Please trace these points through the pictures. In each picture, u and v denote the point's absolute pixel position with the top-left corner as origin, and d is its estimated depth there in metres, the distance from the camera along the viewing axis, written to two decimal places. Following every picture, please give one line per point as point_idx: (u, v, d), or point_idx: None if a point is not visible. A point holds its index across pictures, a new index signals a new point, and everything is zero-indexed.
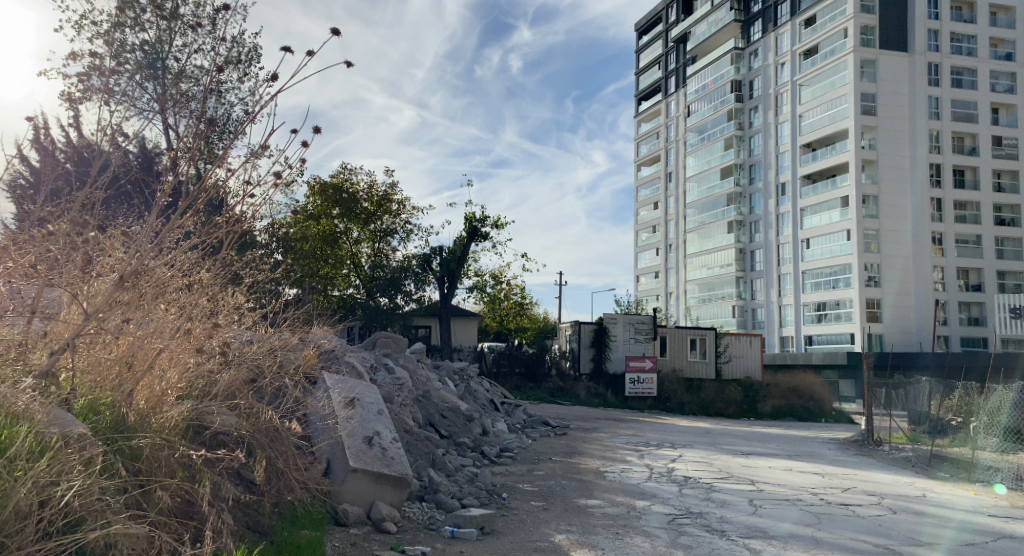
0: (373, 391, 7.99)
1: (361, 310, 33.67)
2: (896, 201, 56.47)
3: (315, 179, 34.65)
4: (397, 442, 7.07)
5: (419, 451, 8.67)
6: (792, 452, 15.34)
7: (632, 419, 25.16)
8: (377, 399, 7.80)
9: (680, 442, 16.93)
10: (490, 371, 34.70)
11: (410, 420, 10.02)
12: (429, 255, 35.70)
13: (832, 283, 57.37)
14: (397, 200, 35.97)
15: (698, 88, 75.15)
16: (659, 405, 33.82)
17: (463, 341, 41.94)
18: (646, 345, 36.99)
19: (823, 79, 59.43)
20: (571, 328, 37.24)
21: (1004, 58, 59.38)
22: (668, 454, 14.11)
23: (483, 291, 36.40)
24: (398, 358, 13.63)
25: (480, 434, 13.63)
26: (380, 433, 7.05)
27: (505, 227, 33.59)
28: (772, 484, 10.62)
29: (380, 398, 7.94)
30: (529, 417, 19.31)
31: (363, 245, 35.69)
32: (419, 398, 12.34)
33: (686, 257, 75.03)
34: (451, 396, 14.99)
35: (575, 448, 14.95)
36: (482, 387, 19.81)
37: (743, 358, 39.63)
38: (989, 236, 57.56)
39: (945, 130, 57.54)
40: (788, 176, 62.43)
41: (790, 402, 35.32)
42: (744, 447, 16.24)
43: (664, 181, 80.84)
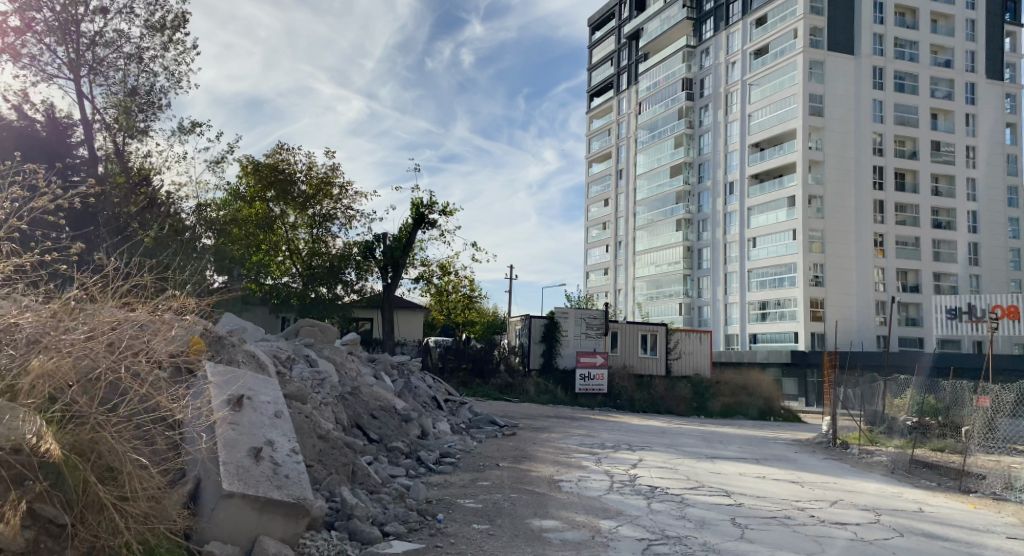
0: (274, 384, 6.43)
1: (297, 301, 32.44)
2: (842, 202, 56.72)
3: (250, 159, 32.73)
4: (297, 455, 5.49)
5: (333, 462, 7.11)
6: (758, 454, 14.06)
7: (583, 418, 23.81)
8: (276, 394, 6.19)
9: (638, 443, 15.55)
10: (436, 366, 32.96)
11: (328, 423, 8.39)
12: (372, 243, 33.08)
13: (777, 282, 57.28)
14: (338, 184, 33.94)
15: (650, 85, 74.32)
16: (610, 403, 32.60)
17: (408, 335, 39.81)
18: (598, 341, 35.87)
19: (773, 78, 59.44)
20: (522, 322, 36.01)
21: (944, 64, 59.40)
22: (628, 458, 12.66)
23: (429, 282, 34.24)
24: (323, 348, 11.93)
25: (418, 437, 12.00)
26: (274, 442, 5.47)
27: (453, 215, 31.87)
28: (750, 496, 9.23)
29: (280, 392, 6.34)
30: (475, 416, 17.76)
31: (300, 232, 33.66)
32: (347, 396, 10.73)
33: (635, 253, 74.41)
34: (387, 393, 13.39)
35: (525, 451, 13.42)
36: (424, 383, 18.18)
37: (693, 354, 38.69)
38: (928, 239, 58.19)
39: (888, 134, 57.65)
40: (735, 174, 62.22)
41: (740, 400, 34.49)
42: (706, 449, 14.88)
43: (615, 178, 80.10)
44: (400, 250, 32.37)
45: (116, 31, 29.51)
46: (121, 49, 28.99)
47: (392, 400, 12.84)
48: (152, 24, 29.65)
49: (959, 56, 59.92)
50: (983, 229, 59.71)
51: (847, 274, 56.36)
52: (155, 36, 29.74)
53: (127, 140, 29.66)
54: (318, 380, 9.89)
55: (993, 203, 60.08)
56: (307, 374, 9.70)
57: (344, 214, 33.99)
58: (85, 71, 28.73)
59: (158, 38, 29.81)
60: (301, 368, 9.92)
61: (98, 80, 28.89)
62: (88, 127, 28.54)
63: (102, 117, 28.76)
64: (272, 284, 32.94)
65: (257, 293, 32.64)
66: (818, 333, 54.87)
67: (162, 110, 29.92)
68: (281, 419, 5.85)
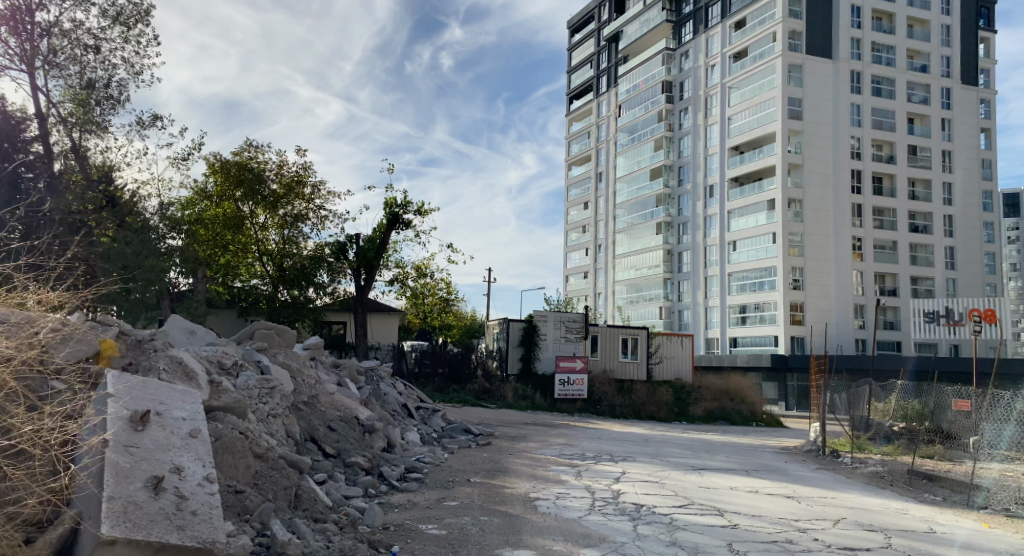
0: (192, 396, 5.97)
1: (266, 305, 31.28)
2: (821, 205, 56.45)
3: (217, 156, 31.49)
4: (209, 486, 5.05)
5: (271, 487, 6.23)
6: (747, 465, 13.22)
7: (562, 425, 22.92)
8: (193, 409, 5.74)
9: (620, 453, 14.64)
10: (411, 372, 31.86)
11: (273, 441, 7.49)
12: (345, 244, 32.10)
13: (757, 285, 56.85)
14: (310, 184, 32.80)
15: (630, 88, 73.82)
16: (589, 408, 31.72)
17: (382, 338, 38.64)
18: (578, 344, 34.94)
19: (752, 81, 59.08)
20: (500, 326, 35.10)
21: (919, 69, 59.45)
22: (609, 471, 11.74)
23: (405, 284, 33.08)
24: (277, 353, 10.91)
25: (383, 449, 11.04)
26: (181, 470, 5.02)
27: (429, 214, 30.84)
28: (746, 516, 8.32)
29: (198, 405, 5.88)
30: (448, 424, 16.81)
31: (270, 232, 32.34)
32: (302, 405, 9.81)
33: (615, 257, 73.81)
34: (350, 402, 12.43)
35: (499, 464, 12.48)
36: (395, 389, 17.19)
37: (673, 359, 37.99)
38: (906, 242, 58.03)
39: (865, 138, 57.49)
40: (715, 178, 61.80)
41: (722, 405, 33.72)
42: (692, 459, 14.00)
43: (595, 181, 79.52)
44: (373, 251, 31.30)
45: (75, 22, 28.43)
46: (77, 40, 27.90)
47: (354, 410, 11.85)
48: (113, 14, 28.63)
49: (934, 61, 59.96)
50: (960, 232, 59.67)
51: (825, 277, 56.09)
52: (117, 28, 28.75)
53: (85, 135, 28.59)
54: (268, 388, 8.96)
55: (969, 207, 60.09)
56: (254, 381, 8.78)
57: (315, 214, 32.87)
58: (42, 63, 27.65)
59: (119, 30, 28.81)
60: (246, 375, 9.01)
61: (54, 73, 27.73)
62: (43, 121, 27.46)
63: (59, 111, 27.71)
64: (241, 286, 31.78)
65: (224, 294, 31.54)
66: (798, 337, 54.48)
67: (121, 104, 28.93)
68: (193, 442, 5.39)
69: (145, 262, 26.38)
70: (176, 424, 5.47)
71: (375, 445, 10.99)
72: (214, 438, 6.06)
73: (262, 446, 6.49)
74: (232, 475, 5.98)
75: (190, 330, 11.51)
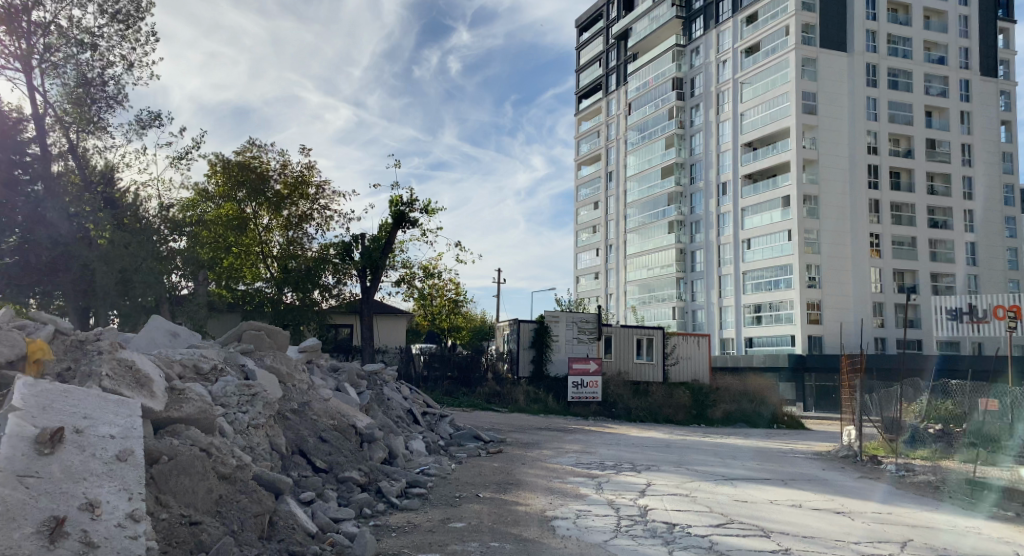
0: (129, 407, 5.32)
1: (270, 308, 30.27)
2: (837, 201, 55.12)
3: (217, 155, 30.48)
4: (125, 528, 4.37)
5: (238, 514, 5.29)
6: (782, 474, 12.10)
7: (576, 430, 21.82)
8: (125, 425, 5.09)
9: (642, 462, 13.54)
10: (420, 375, 30.97)
11: (247, 457, 6.53)
12: (350, 244, 31.05)
13: (772, 284, 55.51)
14: (315, 183, 31.81)
15: (639, 86, 72.62)
16: (604, 411, 30.60)
17: (389, 340, 37.56)
18: (591, 346, 33.84)
19: (765, 76, 57.77)
20: (510, 327, 34.02)
21: (937, 61, 57.95)
22: (631, 483, 10.65)
23: (412, 285, 31.99)
24: (264, 357, 9.87)
25: (382, 461, 10.00)
26: (93, 507, 4.36)
27: (436, 213, 29.79)
28: (796, 537, 7.22)
29: (134, 419, 5.23)
30: (456, 431, 15.78)
31: (275, 234, 31.44)
32: (292, 413, 8.81)
33: (626, 257, 72.56)
34: (348, 408, 11.38)
35: (510, 475, 11.42)
36: (398, 394, 16.17)
37: (690, 359, 36.84)
38: (925, 238, 56.53)
39: (882, 132, 56.05)
40: (728, 175, 60.56)
41: (741, 407, 32.48)
42: (720, 468, 12.90)
43: (605, 180, 78.35)
44: (378, 251, 30.30)
45: (71, 20, 27.49)
46: (72, 37, 26.85)
47: (352, 417, 10.79)
48: (108, 11, 27.78)
49: (952, 53, 58.45)
50: (981, 228, 58.11)
51: (842, 275, 54.74)
52: (113, 26, 27.89)
53: (83, 136, 27.72)
54: (251, 394, 7.95)
55: (991, 201, 58.50)
56: (233, 387, 7.77)
57: (318, 214, 31.84)
58: (37, 61, 26.68)
59: (116, 28, 27.95)
60: (226, 381, 8.03)
61: (51, 73, 26.85)
62: (38, 121, 26.56)
63: (55, 110, 26.84)
64: (244, 290, 30.82)
65: (228, 298, 30.64)
66: (815, 335, 53.15)
67: (118, 104, 27.94)
68: (117, 467, 4.72)
69: (142, 265, 25.28)
70: (99, 444, 4.83)
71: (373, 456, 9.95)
72: (168, 458, 5.17)
73: (229, 466, 5.55)
74: (189, 502, 5.06)
75: (171, 332, 10.49)
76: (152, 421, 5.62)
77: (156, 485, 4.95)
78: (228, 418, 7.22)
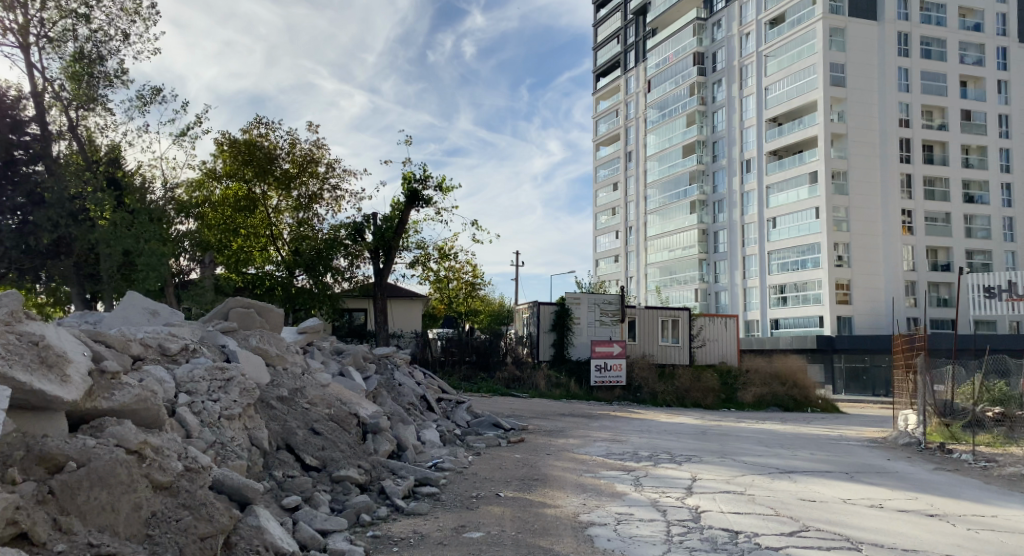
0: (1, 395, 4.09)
1: (281, 291, 28.85)
2: (866, 177, 53.09)
3: (226, 133, 29.07)
4: None
5: (175, 540, 4.45)
6: (846, 467, 10.65)
7: (601, 416, 20.49)
8: None
9: (682, 452, 12.16)
10: (437, 360, 29.79)
11: (205, 458, 5.38)
12: (361, 225, 29.80)
13: (799, 263, 53.70)
14: (324, 162, 30.46)
15: (659, 62, 70.57)
16: (629, 396, 29.24)
17: (404, 325, 36.32)
18: (614, 328, 32.41)
19: (790, 48, 55.65)
20: (530, 310, 32.72)
21: (973, 29, 55.48)
22: (675, 478, 9.27)
23: (427, 267, 30.53)
24: (249, 337, 8.54)
25: (387, 454, 8.67)
26: None
27: (451, 190, 28.36)
28: (895, 551, 5.83)
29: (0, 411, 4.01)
30: (474, 419, 14.52)
31: (285, 216, 30.15)
32: (282, 402, 7.53)
33: (647, 239, 70.77)
34: (351, 395, 10.07)
35: (533, 468, 10.10)
36: (411, 379, 14.91)
37: (717, 341, 35.29)
38: (960, 214, 54.32)
39: (914, 104, 53.77)
40: (752, 152, 58.57)
41: (773, 390, 30.94)
42: (770, 459, 11.48)
43: (624, 160, 76.51)
44: (391, 232, 28.99)
45: None
46: (70, 8, 25.64)
47: (355, 405, 9.47)
48: None
49: (988, 20, 55.93)
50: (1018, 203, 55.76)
51: (872, 253, 52.82)
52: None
53: (84, 113, 26.49)
54: (224, 380, 6.65)
55: None
56: (203, 371, 6.51)
57: (328, 193, 30.49)
58: (36, 36, 25.64)
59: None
60: (197, 363, 6.77)
61: (51, 49, 25.68)
62: (37, 99, 25.31)
63: (54, 86, 25.72)
64: (255, 273, 29.46)
65: (238, 282, 29.36)
66: (844, 316, 51.43)
67: (119, 79, 26.52)
68: None
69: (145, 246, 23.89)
70: None
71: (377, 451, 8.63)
72: (78, 465, 4.38)
73: (168, 474, 4.74)
74: (107, 525, 4.29)
75: (150, 310, 9.18)
76: (73, 416, 4.83)
77: (56, 503, 4.20)
78: (194, 408, 5.98)
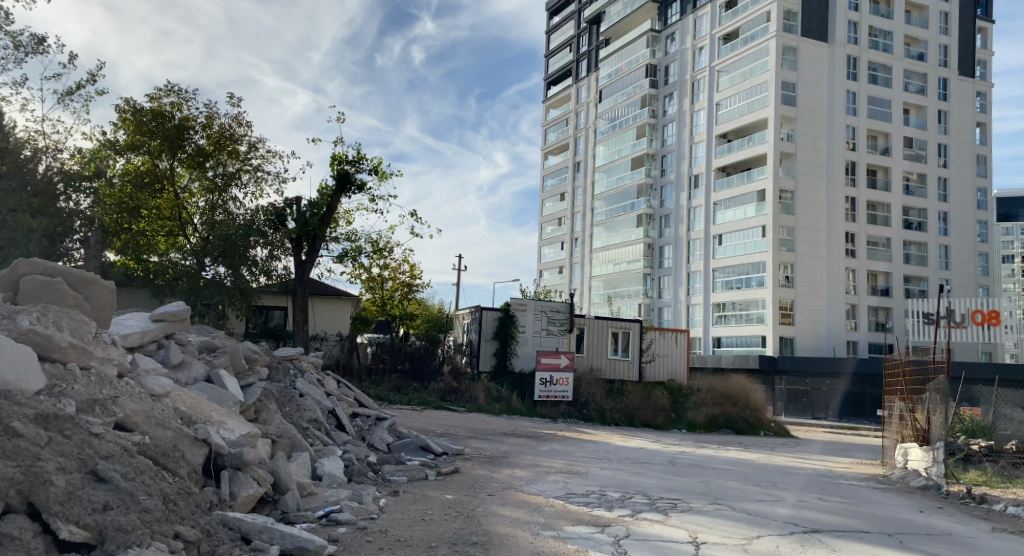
0: None
1: (186, 282, 24.97)
2: (814, 196, 51.84)
3: (128, 99, 24.57)
4: None
5: None
6: (882, 524, 8.02)
7: (548, 438, 17.66)
8: None
9: (660, 495, 9.40)
10: (364, 368, 26.72)
11: None
12: (283, 210, 26.29)
13: (743, 282, 52.13)
14: (246, 139, 26.49)
15: (610, 73, 68.58)
16: (575, 413, 26.54)
17: (327, 325, 32.83)
18: (561, 339, 29.63)
19: (742, 65, 54.33)
20: (471, 315, 29.87)
21: (917, 58, 55.27)
22: (672, 545, 6.53)
23: (358, 262, 27.18)
24: (25, 317, 5.56)
25: (233, 510, 5.63)
26: None
27: (387, 176, 25.30)
28: None
29: None
30: (395, 441, 11.54)
31: (197, 199, 26.41)
32: (46, 423, 4.60)
33: (592, 251, 68.53)
34: (209, 410, 7.00)
35: (469, 522, 7.17)
36: (318, 387, 11.86)
37: (667, 357, 32.86)
38: (900, 240, 53.56)
39: (861, 127, 52.95)
40: (701, 167, 57.08)
41: (726, 411, 28.63)
42: (776, 508, 8.79)
43: (573, 170, 74.39)
44: (316, 220, 25.62)
45: None
46: None
47: (207, 426, 6.44)
48: None
49: (932, 51, 55.85)
50: (954, 232, 55.49)
51: (817, 274, 51.54)
52: None
53: None
54: None
55: (964, 205, 55.96)
56: None
57: (248, 173, 26.61)
58: None
59: None
60: None
61: None
62: None
63: None
64: (158, 261, 25.65)
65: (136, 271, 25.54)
66: (786, 337, 49.95)
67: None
68: None
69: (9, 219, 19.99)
70: None
71: (221, 509, 5.65)
72: None
73: None
74: None
75: None
76: None
77: None
78: None
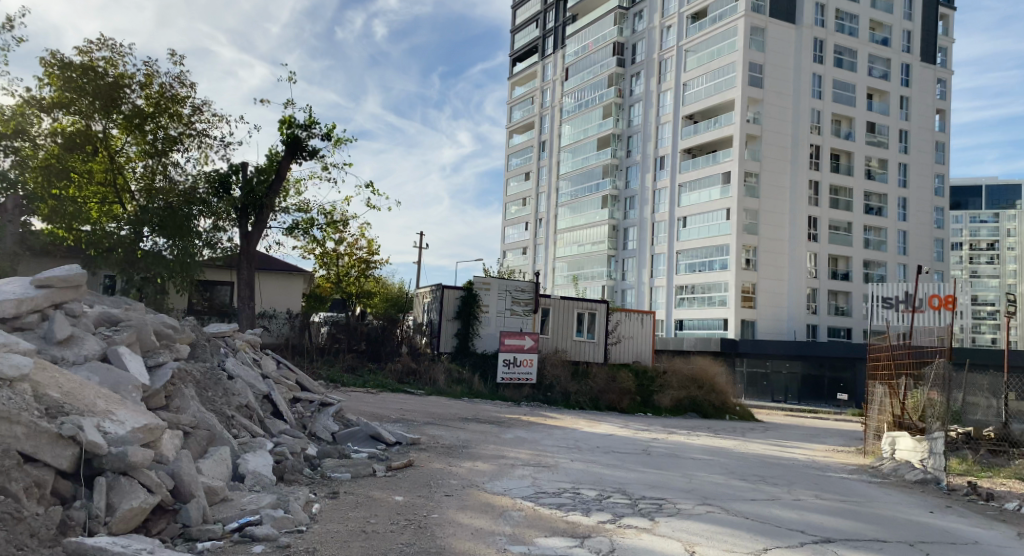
0: None
1: (121, 254, 23.24)
2: (778, 180, 51.21)
3: (53, 52, 22.40)
4: None
5: None
6: (899, 531, 6.94)
7: (511, 424, 16.40)
8: None
9: (642, 493, 8.20)
10: (317, 348, 25.10)
11: None
12: (228, 176, 24.46)
13: (707, 266, 51.41)
14: (188, 101, 24.53)
15: (578, 50, 67.06)
16: (539, 395, 25.47)
17: (278, 302, 31.09)
18: (526, 320, 28.11)
19: (710, 45, 53.28)
20: (432, 293, 28.46)
21: (881, 43, 54.91)
22: None
23: (309, 234, 25.43)
24: None
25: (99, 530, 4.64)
26: None
27: (342, 142, 23.64)
28: None
29: None
30: (343, 430, 10.18)
31: (135, 164, 24.42)
32: None
33: (556, 232, 67.39)
34: (92, 398, 5.54)
35: (420, 534, 5.84)
36: (252, 368, 10.44)
37: (633, 339, 31.88)
38: (861, 224, 53.35)
39: (826, 111, 52.43)
40: (667, 148, 56.15)
41: (692, 394, 27.79)
42: (775, 510, 7.65)
43: (537, 150, 72.97)
44: (263, 188, 24.04)
45: None
46: None
47: (79, 419, 5.12)
48: None
49: (896, 36, 55.58)
50: (912, 217, 55.54)
51: (780, 259, 51.08)
52: None
53: None
54: None
55: (923, 191, 55.97)
56: None
57: (191, 138, 24.71)
58: None
59: None
60: None
61: None
62: None
63: None
64: (90, 231, 23.62)
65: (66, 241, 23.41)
66: (747, 320, 49.45)
67: None
68: None
69: None
70: None
71: (84, 530, 4.59)
72: None
73: None
74: None
75: None
76: None
77: None
78: None
